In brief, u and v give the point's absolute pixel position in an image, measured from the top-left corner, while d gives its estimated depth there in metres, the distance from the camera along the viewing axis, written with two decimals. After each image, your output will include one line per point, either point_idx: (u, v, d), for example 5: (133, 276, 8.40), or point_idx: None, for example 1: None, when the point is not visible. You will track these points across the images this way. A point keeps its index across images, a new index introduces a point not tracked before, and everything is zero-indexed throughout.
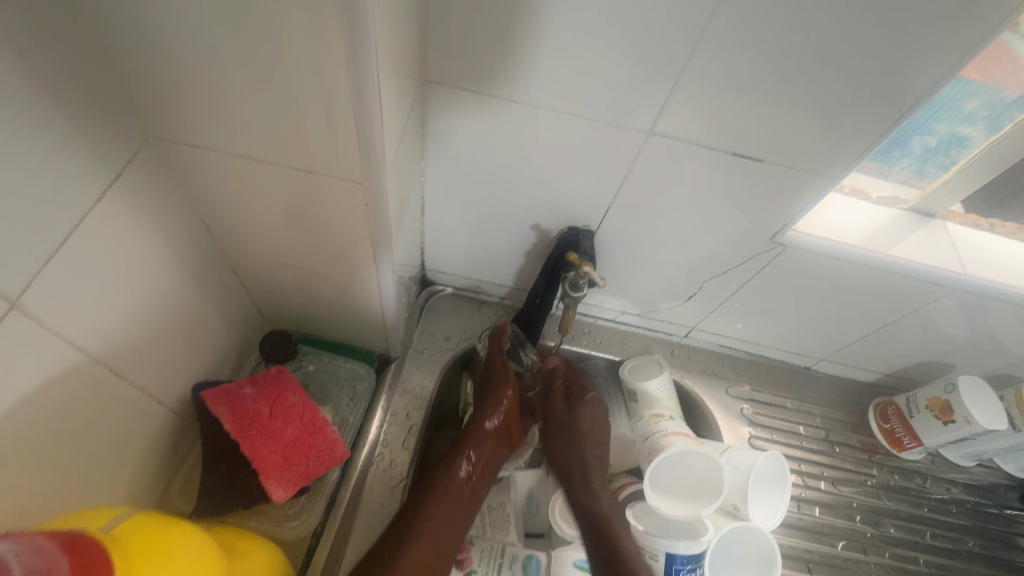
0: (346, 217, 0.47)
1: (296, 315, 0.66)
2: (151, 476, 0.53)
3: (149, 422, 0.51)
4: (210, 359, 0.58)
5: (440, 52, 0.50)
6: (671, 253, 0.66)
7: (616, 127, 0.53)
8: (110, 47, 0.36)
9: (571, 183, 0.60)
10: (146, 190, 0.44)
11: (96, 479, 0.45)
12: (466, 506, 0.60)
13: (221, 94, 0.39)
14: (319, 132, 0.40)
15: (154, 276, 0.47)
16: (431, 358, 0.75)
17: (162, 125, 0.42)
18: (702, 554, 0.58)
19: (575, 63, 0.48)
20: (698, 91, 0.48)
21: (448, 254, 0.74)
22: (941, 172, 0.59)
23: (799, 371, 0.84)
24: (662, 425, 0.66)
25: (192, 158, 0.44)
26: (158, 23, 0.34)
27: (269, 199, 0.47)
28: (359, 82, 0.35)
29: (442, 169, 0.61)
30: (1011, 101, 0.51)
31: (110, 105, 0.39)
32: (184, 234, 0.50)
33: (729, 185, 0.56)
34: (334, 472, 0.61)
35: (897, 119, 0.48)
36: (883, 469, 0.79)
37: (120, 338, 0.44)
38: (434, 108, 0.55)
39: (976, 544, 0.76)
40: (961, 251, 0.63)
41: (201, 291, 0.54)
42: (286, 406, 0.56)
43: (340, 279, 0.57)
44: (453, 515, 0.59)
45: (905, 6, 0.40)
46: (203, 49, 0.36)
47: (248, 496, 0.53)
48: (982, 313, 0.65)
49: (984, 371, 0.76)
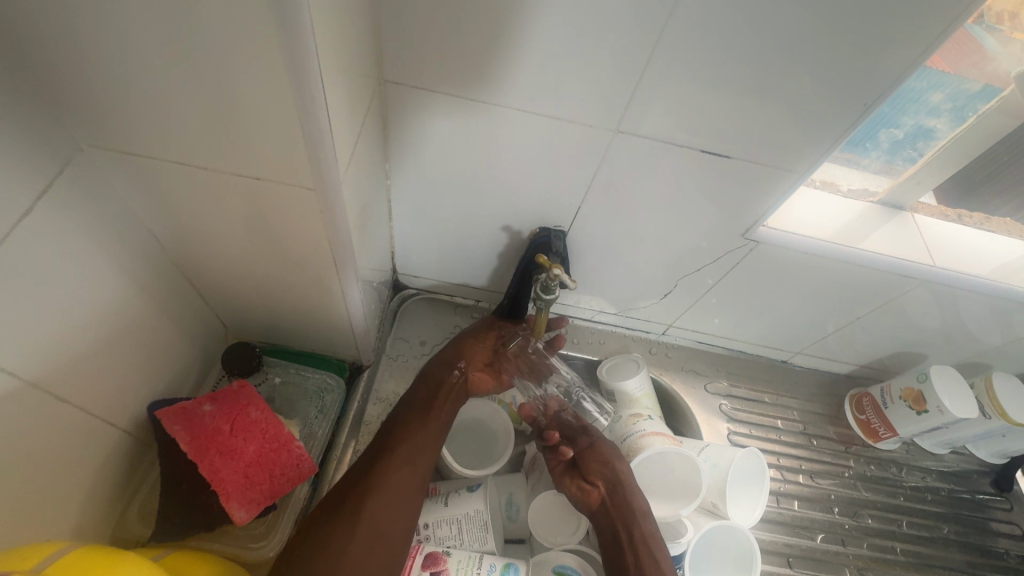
0: (303, 225, 0.46)
1: (259, 324, 0.63)
2: (106, 500, 0.51)
3: (97, 444, 0.48)
4: (166, 375, 0.56)
5: (397, 53, 0.48)
6: (645, 251, 0.65)
7: (581, 125, 0.52)
8: (31, 51, 0.34)
9: (540, 183, 0.58)
10: (84, 202, 0.42)
11: (39, 508, 0.42)
12: (428, 449, 0.61)
13: (157, 100, 0.36)
14: (265, 137, 0.38)
15: (98, 291, 0.44)
16: (404, 365, 0.73)
17: (97, 133, 0.39)
18: (681, 553, 0.61)
19: (537, 62, 0.47)
20: (662, 85, 0.47)
21: (419, 257, 0.72)
22: (910, 165, 0.59)
23: (777, 365, 0.84)
24: (641, 425, 0.64)
25: (132, 167, 0.42)
26: (80, 25, 0.32)
27: (220, 208, 0.45)
28: (303, 83, 0.34)
29: (408, 172, 0.59)
30: (975, 92, 0.52)
31: (35, 114, 0.36)
32: (131, 246, 0.47)
33: (699, 181, 0.55)
34: (302, 489, 0.59)
35: (861, 113, 0.47)
36: (860, 460, 0.80)
37: (60, 359, 0.42)
38: (395, 110, 0.53)
39: (951, 531, 0.77)
40: (930, 242, 0.64)
41: (154, 305, 0.51)
42: (247, 422, 0.54)
43: (303, 287, 0.55)
44: (419, 455, 0.61)
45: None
46: (132, 54, 0.34)
47: (209, 519, 0.52)
48: (952, 303, 0.66)
49: (955, 360, 0.76)
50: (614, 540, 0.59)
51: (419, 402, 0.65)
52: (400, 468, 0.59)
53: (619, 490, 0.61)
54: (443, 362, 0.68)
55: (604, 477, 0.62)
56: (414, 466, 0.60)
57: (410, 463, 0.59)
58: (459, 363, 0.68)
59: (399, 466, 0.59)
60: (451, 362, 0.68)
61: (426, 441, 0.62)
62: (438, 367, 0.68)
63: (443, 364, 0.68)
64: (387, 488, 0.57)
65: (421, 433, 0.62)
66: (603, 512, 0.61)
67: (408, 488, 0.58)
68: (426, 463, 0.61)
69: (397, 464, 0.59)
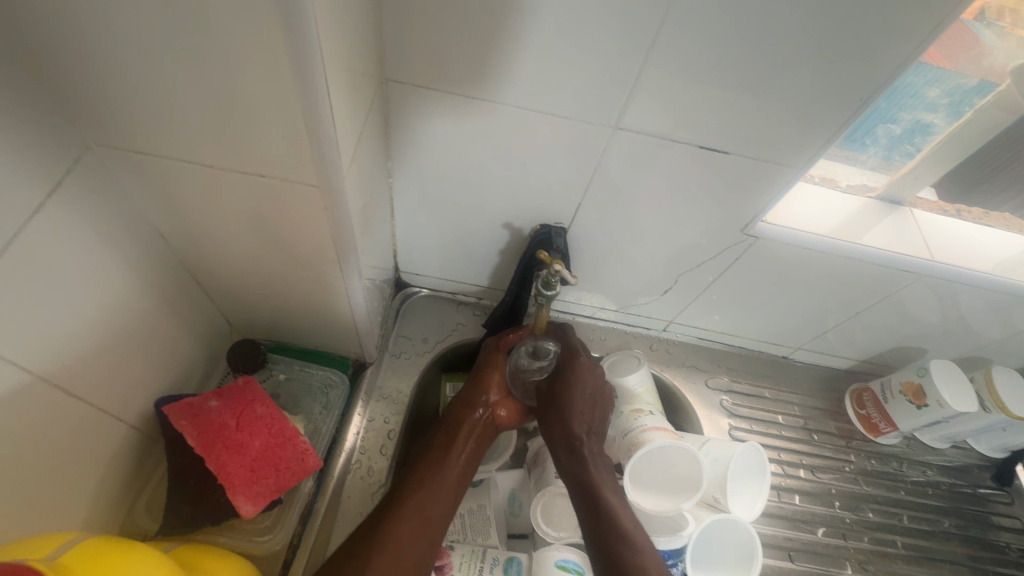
0: (307, 223, 0.46)
1: (263, 322, 0.64)
2: (114, 495, 0.52)
3: (108, 439, 0.49)
4: (172, 372, 0.56)
5: (400, 53, 0.49)
6: (646, 247, 0.66)
7: (581, 122, 0.52)
8: (41, 51, 0.35)
9: (541, 180, 0.59)
10: (93, 200, 0.42)
11: (50, 501, 0.43)
12: (447, 496, 0.57)
13: (163, 98, 0.37)
14: (271, 135, 0.39)
15: (104, 288, 0.45)
16: (407, 362, 0.74)
17: (106, 133, 0.40)
18: (683, 547, 0.60)
19: (536, 61, 0.48)
20: (660, 81, 0.48)
21: (421, 255, 0.73)
22: (907, 160, 0.59)
23: (777, 361, 0.85)
24: (642, 420, 0.63)
25: (140, 166, 0.43)
26: (93, 28, 0.33)
27: (226, 207, 0.46)
28: (307, 82, 0.34)
29: (410, 172, 0.60)
30: (972, 87, 0.52)
31: (45, 113, 0.37)
32: (137, 244, 0.48)
33: (699, 177, 0.56)
34: (307, 483, 0.60)
35: (859, 107, 0.48)
36: (861, 455, 0.80)
37: (69, 354, 0.42)
38: (397, 108, 0.53)
39: (952, 525, 0.77)
40: (928, 236, 0.64)
41: (160, 302, 0.52)
42: (253, 417, 0.55)
43: (307, 285, 0.55)
44: (434, 504, 0.55)
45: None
46: (141, 54, 0.34)
47: (216, 513, 0.52)
48: (951, 297, 0.66)
49: (956, 355, 0.77)
50: (573, 484, 0.58)
51: (435, 448, 0.60)
52: (416, 519, 0.54)
53: (575, 439, 0.60)
54: (466, 402, 0.64)
55: (561, 424, 0.61)
56: (432, 519, 0.54)
57: (425, 515, 0.54)
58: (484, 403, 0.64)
59: (411, 518, 0.53)
60: (471, 401, 0.64)
61: (441, 490, 0.57)
62: (460, 406, 0.64)
63: (466, 405, 0.63)
64: (400, 542, 0.51)
65: (437, 478, 0.57)
66: (563, 463, 0.60)
67: (423, 542, 0.53)
68: (445, 515, 0.56)
69: (407, 513, 0.54)
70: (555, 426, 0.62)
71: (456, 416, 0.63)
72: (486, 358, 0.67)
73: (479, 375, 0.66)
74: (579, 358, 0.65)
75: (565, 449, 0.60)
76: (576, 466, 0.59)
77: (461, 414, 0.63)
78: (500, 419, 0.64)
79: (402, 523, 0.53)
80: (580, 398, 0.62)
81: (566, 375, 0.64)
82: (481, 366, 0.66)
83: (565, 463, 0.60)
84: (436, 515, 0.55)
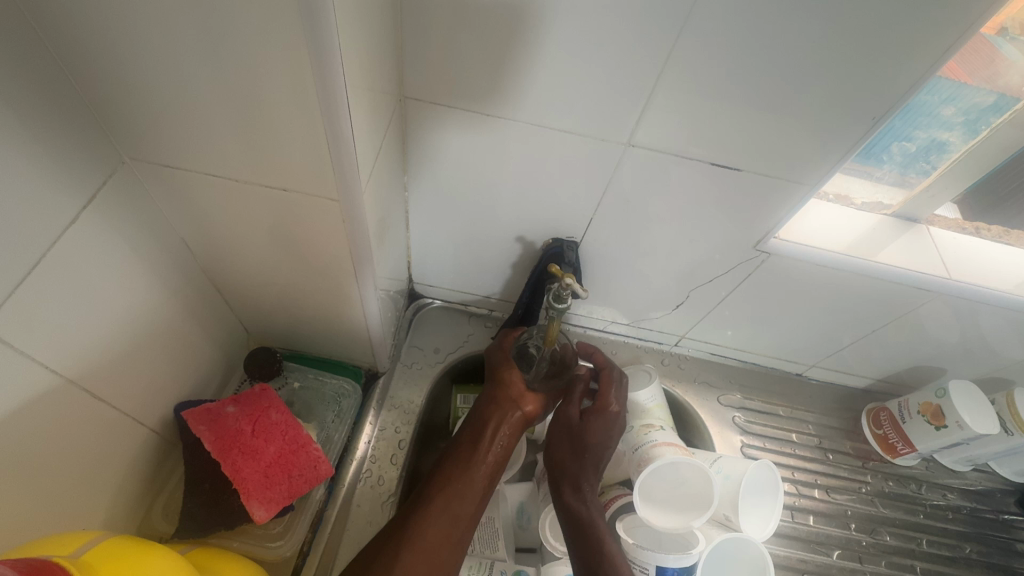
0: (324, 235, 0.48)
1: (281, 330, 0.66)
2: (134, 496, 0.53)
3: (129, 442, 0.51)
4: (193, 377, 0.58)
5: (418, 73, 0.50)
6: (659, 262, 0.66)
7: (594, 138, 0.53)
8: (80, 70, 0.37)
9: (553, 197, 0.60)
10: (124, 212, 0.44)
11: (71, 502, 0.45)
12: (474, 495, 0.56)
13: (191, 114, 0.39)
14: (292, 149, 0.40)
15: (131, 295, 0.47)
16: (419, 372, 0.74)
17: (139, 146, 0.42)
18: (693, 566, 0.56)
19: (548, 80, 0.49)
20: (672, 99, 0.49)
21: (436, 267, 0.74)
22: (923, 177, 0.59)
23: (791, 378, 0.84)
24: (652, 436, 0.62)
25: (168, 179, 0.45)
26: (131, 48, 0.35)
27: (250, 221, 0.48)
28: (327, 98, 0.36)
29: (425, 187, 0.61)
30: (988, 105, 0.52)
31: (84, 128, 0.39)
32: (164, 254, 0.50)
33: (712, 194, 0.56)
34: (318, 490, 0.61)
35: (870, 126, 0.48)
36: (878, 476, 0.78)
37: (93, 357, 0.44)
38: (414, 125, 0.55)
39: (974, 551, 0.75)
40: (946, 254, 0.63)
41: (182, 310, 0.54)
42: (268, 424, 0.57)
43: (324, 295, 0.57)
44: (462, 501, 0.55)
45: (887, 5, 0.40)
46: (173, 71, 0.36)
47: (231, 517, 0.54)
48: (970, 317, 0.65)
49: (975, 374, 0.75)
50: (568, 522, 0.57)
51: (463, 447, 0.59)
52: (443, 516, 0.53)
53: (584, 474, 0.59)
54: (491, 407, 0.62)
55: (571, 461, 0.60)
56: (459, 516, 0.54)
57: (452, 512, 0.54)
58: (513, 403, 0.62)
59: (440, 515, 0.53)
60: (499, 401, 0.62)
61: (470, 489, 0.56)
62: (485, 411, 0.62)
63: (494, 405, 0.62)
64: (427, 542, 0.51)
65: (466, 476, 0.57)
66: (564, 494, 0.59)
67: (450, 540, 0.53)
68: (471, 514, 0.55)
69: (436, 510, 0.53)
70: (565, 462, 0.60)
71: (484, 414, 0.62)
72: (498, 360, 0.67)
73: (502, 376, 0.64)
74: (611, 406, 0.62)
75: (571, 486, 0.59)
76: (580, 506, 0.57)
77: (489, 412, 0.61)
78: (529, 416, 0.62)
79: (431, 521, 0.53)
80: (608, 438, 0.60)
81: (592, 417, 0.61)
82: (498, 366, 0.66)
83: (567, 499, 0.58)
84: (463, 513, 0.54)
